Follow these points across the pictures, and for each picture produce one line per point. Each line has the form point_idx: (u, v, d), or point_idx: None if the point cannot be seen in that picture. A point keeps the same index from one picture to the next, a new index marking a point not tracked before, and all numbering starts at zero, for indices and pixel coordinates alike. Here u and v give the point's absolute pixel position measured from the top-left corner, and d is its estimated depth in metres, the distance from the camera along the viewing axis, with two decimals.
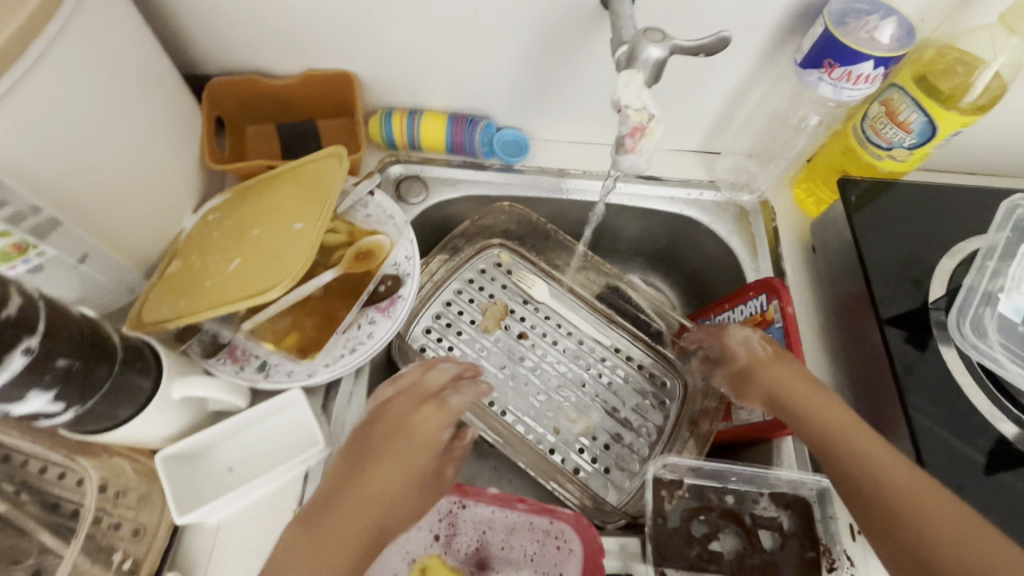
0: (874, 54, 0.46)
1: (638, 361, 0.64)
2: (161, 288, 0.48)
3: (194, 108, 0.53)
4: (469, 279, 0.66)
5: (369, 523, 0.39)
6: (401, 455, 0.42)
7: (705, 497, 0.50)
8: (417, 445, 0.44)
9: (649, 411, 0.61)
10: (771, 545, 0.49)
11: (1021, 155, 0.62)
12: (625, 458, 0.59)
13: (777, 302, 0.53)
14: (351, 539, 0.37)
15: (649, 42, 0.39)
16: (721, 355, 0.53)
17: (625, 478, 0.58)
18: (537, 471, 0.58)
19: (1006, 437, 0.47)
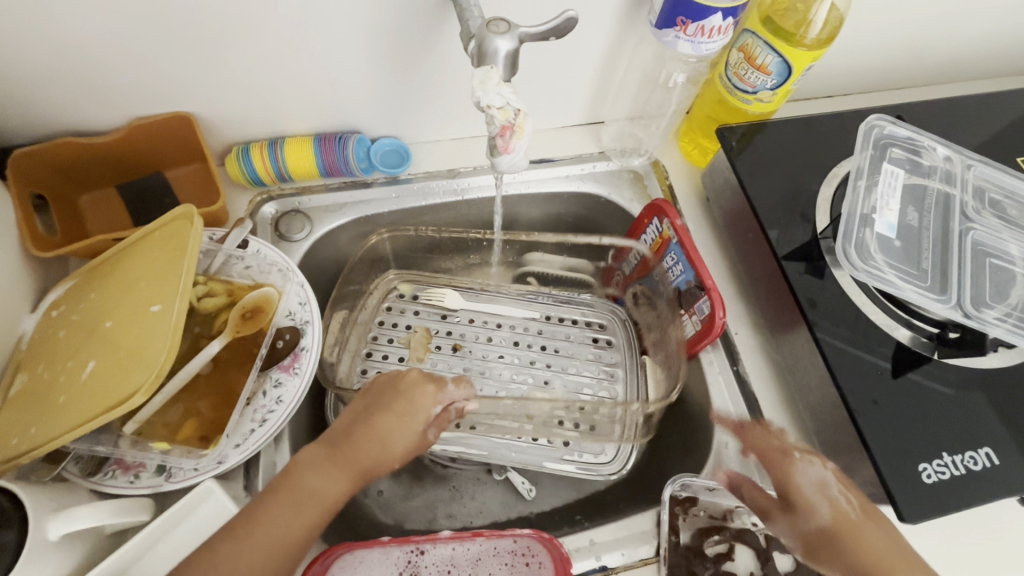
0: (719, 6, 0.48)
1: (571, 319, 0.70)
2: (8, 415, 0.42)
3: (1, 192, 0.50)
4: (379, 323, 0.68)
5: (300, 521, 0.41)
6: (335, 461, 0.44)
7: (721, 516, 0.52)
8: (357, 447, 0.45)
9: (602, 355, 0.68)
10: (789, 567, 0.50)
11: (863, 75, 0.68)
12: (601, 408, 0.64)
13: (668, 221, 0.59)
14: (287, 530, 0.41)
15: (494, 34, 0.39)
16: (783, 492, 0.47)
17: (608, 426, 0.63)
18: (529, 463, 0.62)
19: (903, 342, 0.51)
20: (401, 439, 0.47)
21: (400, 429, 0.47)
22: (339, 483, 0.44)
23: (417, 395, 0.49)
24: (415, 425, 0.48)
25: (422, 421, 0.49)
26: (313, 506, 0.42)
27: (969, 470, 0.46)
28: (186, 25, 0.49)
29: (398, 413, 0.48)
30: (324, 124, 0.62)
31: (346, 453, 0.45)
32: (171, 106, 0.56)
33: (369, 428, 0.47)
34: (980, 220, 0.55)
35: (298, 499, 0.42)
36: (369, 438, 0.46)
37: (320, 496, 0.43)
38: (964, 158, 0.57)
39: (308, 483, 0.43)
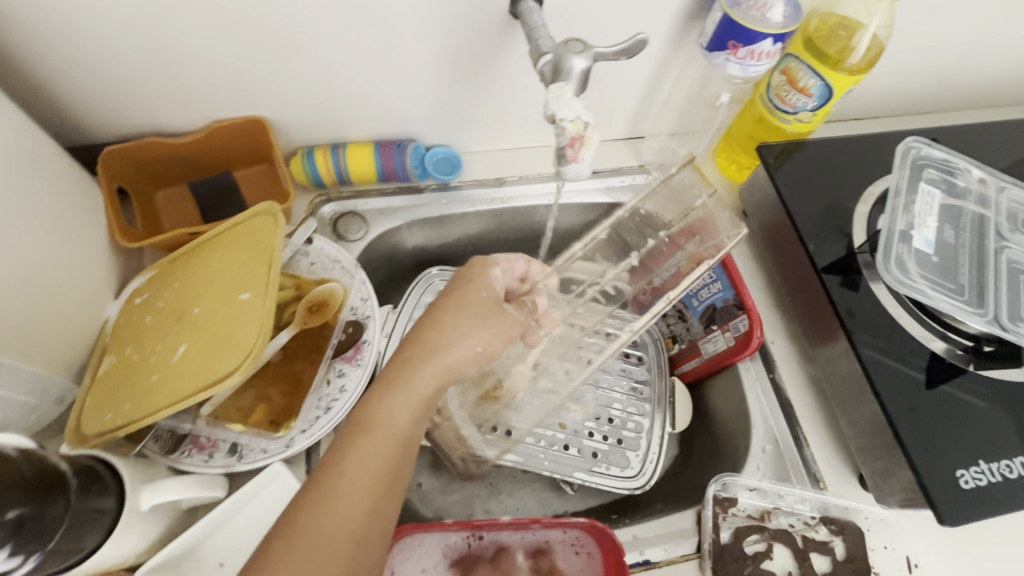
0: (769, 32, 0.51)
1: None
2: (103, 392, 0.46)
3: (92, 185, 0.53)
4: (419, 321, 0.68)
5: (377, 457, 0.41)
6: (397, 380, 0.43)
7: (759, 516, 0.54)
8: (415, 347, 0.45)
9: (632, 369, 0.70)
10: (826, 568, 0.52)
11: (894, 100, 0.71)
12: (628, 422, 0.66)
13: None
14: (368, 466, 0.40)
15: (572, 54, 0.43)
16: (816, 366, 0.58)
17: (635, 439, 0.65)
18: (558, 471, 0.63)
19: (938, 354, 0.53)
20: (467, 318, 0.46)
21: (451, 317, 0.46)
22: (409, 400, 0.43)
23: (470, 276, 0.49)
24: (476, 299, 0.47)
25: (483, 293, 0.48)
26: (389, 436, 0.42)
27: (1005, 478, 0.48)
28: (269, 38, 0.53)
29: (450, 299, 0.47)
30: (383, 132, 0.66)
31: (409, 359, 0.44)
32: (246, 111, 0.60)
33: (431, 319, 0.46)
34: (1015, 240, 0.57)
35: (368, 434, 0.41)
36: (433, 330, 0.45)
37: (389, 424, 0.42)
38: (998, 181, 0.60)
39: (375, 409, 0.42)
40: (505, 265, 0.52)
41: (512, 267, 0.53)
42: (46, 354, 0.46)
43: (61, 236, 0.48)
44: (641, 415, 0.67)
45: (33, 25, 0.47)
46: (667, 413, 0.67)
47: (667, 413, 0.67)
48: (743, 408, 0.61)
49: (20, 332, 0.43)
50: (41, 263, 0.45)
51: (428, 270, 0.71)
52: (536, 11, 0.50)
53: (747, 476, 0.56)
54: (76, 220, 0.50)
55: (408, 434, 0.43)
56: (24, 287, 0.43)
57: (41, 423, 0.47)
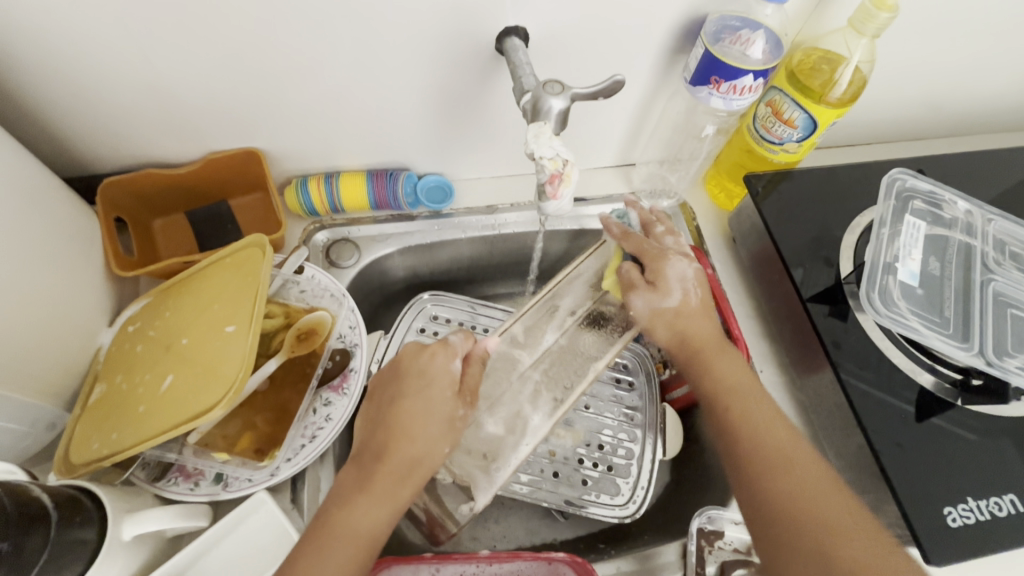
0: (750, 68, 0.52)
1: None
2: (91, 421, 0.47)
3: (90, 216, 0.55)
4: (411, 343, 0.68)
5: (349, 559, 0.42)
6: (368, 489, 0.44)
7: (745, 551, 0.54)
8: (389, 453, 0.46)
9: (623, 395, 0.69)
10: None
11: (882, 127, 0.72)
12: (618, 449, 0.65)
13: (699, 267, 0.63)
14: (339, 570, 0.41)
15: (550, 94, 0.44)
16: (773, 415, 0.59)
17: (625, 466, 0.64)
18: (547, 497, 0.62)
19: (925, 387, 0.53)
20: (432, 419, 0.47)
21: (421, 417, 0.47)
22: (381, 504, 0.44)
23: (431, 365, 0.49)
24: (443, 398, 0.48)
25: (448, 389, 0.49)
26: (360, 541, 0.43)
27: (994, 516, 0.47)
28: (263, 74, 0.54)
29: (419, 397, 0.48)
30: (376, 162, 0.67)
31: (383, 471, 0.45)
32: (241, 142, 0.61)
33: (397, 420, 0.47)
34: (1001, 272, 0.56)
35: (342, 537, 0.42)
36: (399, 434, 0.46)
37: (359, 527, 0.43)
38: (984, 212, 0.59)
39: (347, 515, 0.43)
40: (457, 352, 0.51)
41: (464, 356, 0.52)
42: (38, 383, 0.47)
43: (56, 267, 0.49)
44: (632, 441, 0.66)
45: (37, 64, 0.50)
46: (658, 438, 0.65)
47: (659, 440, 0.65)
48: None
49: (11, 363, 0.44)
50: (35, 295, 0.47)
51: (422, 296, 0.72)
52: (520, 48, 0.51)
53: (732, 509, 0.56)
54: (72, 250, 0.51)
55: (377, 534, 0.44)
56: (17, 319, 0.45)
57: (31, 450, 0.48)
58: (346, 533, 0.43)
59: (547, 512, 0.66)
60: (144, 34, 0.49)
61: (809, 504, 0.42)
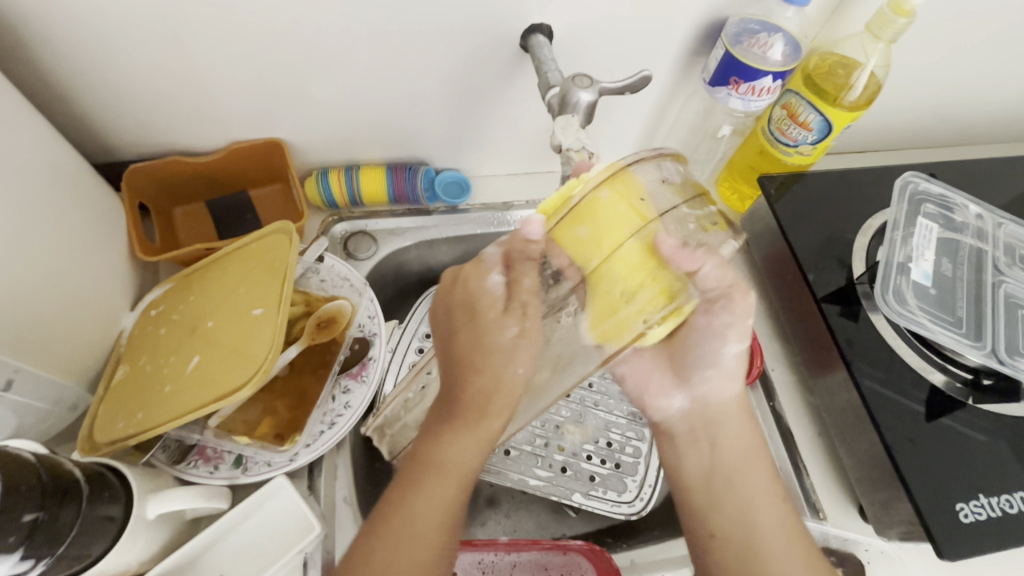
0: (769, 69, 0.53)
1: None
2: (114, 402, 0.48)
3: (115, 201, 0.56)
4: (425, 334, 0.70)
5: (454, 496, 0.45)
6: (455, 429, 0.46)
7: None
8: (464, 382, 0.46)
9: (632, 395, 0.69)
10: None
11: (892, 134, 0.73)
12: (627, 447, 0.66)
13: None
14: (436, 512, 0.45)
15: (578, 88, 0.46)
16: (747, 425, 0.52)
17: (633, 464, 0.65)
18: (555, 490, 0.63)
19: (937, 386, 0.54)
20: (515, 360, 0.45)
21: (484, 354, 0.46)
22: (476, 442, 0.46)
23: (489, 335, 0.45)
24: (517, 341, 0.45)
25: (517, 335, 0.45)
26: (453, 475, 0.46)
27: (1005, 513, 0.48)
28: (292, 65, 0.55)
29: (472, 328, 0.47)
30: (395, 156, 0.68)
31: (494, 405, 0.46)
32: (265, 133, 0.62)
33: (483, 360, 0.46)
34: (1011, 274, 0.58)
35: (436, 476, 0.46)
36: (475, 366, 0.46)
37: (457, 465, 0.46)
38: (995, 217, 0.61)
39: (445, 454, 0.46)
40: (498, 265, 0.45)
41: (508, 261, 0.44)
42: (63, 362, 0.48)
43: (84, 250, 0.50)
44: (640, 439, 0.66)
45: (73, 49, 0.51)
46: None
47: None
48: None
49: (38, 341, 0.45)
50: (62, 275, 0.47)
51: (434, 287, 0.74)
52: (545, 45, 0.52)
53: None
54: (98, 233, 0.52)
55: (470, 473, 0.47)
56: (44, 299, 0.45)
57: (53, 430, 0.49)
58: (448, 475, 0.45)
59: (557, 507, 0.66)
60: (177, 21, 0.50)
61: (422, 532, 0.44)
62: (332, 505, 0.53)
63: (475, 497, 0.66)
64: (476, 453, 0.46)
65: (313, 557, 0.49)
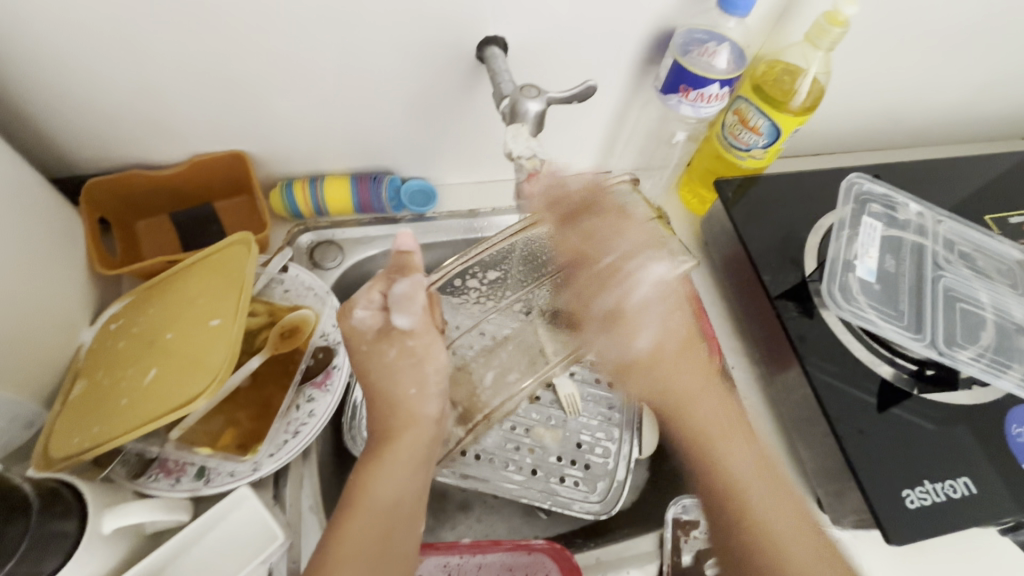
0: (715, 77, 0.55)
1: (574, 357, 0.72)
2: (70, 417, 0.47)
3: (74, 215, 0.56)
4: None
5: (378, 523, 0.46)
6: (376, 463, 0.49)
7: None
8: (382, 417, 0.52)
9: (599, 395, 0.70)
10: None
11: (842, 138, 0.76)
12: (595, 447, 0.67)
13: None
14: (370, 539, 0.45)
15: (528, 98, 0.48)
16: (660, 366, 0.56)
17: (602, 465, 0.66)
18: (525, 492, 0.63)
19: (886, 378, 0.56)
20: (400, 380, 0.52)
21: (388, 380, 0.52)
22: (396, 469, 0.49)
23: (367, 364, 0.52)
24: (396, 361, 0.52)
25: (399, 356, 0.52)
26: (383, 504, 0.47)
27: (949, 497, 0.50)
28: (252, 79, 0.56)
29: (384, 358, 0.52)
30: (361, 166, 0.68)
31: (403, 432, 0.51)
32: (227, 146, 0.63)
33: (378, 392, 0.53)
34: (950, 269, 0.60)
35: (361, 504, 0.46)
36: (382, 389, 0.52)
37: (381, 492, 0.47)
38: (935, 215, 0.64)
39: (366, 485, 0.48)
40: (366, 301, 0.51)
41: (387, 284, 0.51)
42: (19, 379, 0.48)
43: (41, 266, 0.50)
44: (610, 440, 0.67)
45: (26, 66, 0.51)
46: (635, 437, 0.67)
47: (635, 438, 0.67)
48: None
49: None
50: (17, 291, 0.47)
51: None
52: (499, 56, 0.54)
53: None
54: (55, 248, 0.52)
55: (398, 503, 0.48)
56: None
57: (9, 447, 0.48)
58: (369, 502, 0.47)
59: (528, 510, 0.66)
60: (134, 37, 0.50)
61: (351, 560, 0.43)
62: (298, 514, 0.53)
63: (447, 503, 0.66)
64: (402, 474, 0.49)
65: (278, 566, 0.50)
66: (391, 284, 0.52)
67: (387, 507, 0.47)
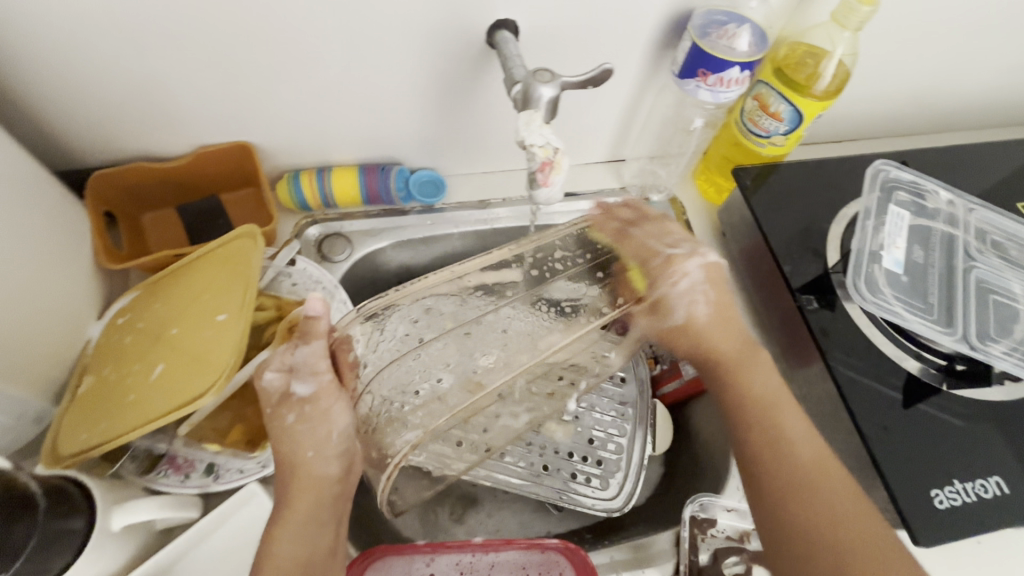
0: (735, 60, 0.53)
1: None
2: (78, 412, 0.47)
3: (79, 208, 0.55)
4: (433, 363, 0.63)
5: None
6: (283, 525, 0.46)
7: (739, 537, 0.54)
8: (284, 468, 0.48)
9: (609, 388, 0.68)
10: None
11: (865, 124, 0.73)
12: (609, 443, 0.66)
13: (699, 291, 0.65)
14: None
15: (540, 83, 0.46)
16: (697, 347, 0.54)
17: (615, 461, 0.65)
18: (538, 488, 0.63)
19: (913, 373, 0.54)
20: (300, 442, 0.47)
21: (302, 441, 0.47)
22: (302, 530, 0.46)
23: (270, 427, 0.48)
24: (297, 425, 0.47)
25: (297, 422, 0.47)
26: (293, 567, 0.44)
27: (979, 497, 0.48)
28: (257, 68, 0.55)
29: (294, 416, 0.47)
30: (368, 156, 0.67)
31: (298, 497, 0.47)
32: (233, 137, 0.61)
33: (281, 449, 0.48)
34: (982, 259, 0.58)
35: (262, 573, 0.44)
36: (285, 445, 0.48)
37: (288, 554, 0.45)
38: (966, 202, 0.61)
39: (271, 551, 0.45)
40: (275, 363, 0.47)
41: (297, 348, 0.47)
42: (28, 373, 0.47)
43: (49, 261, 0.49)
44: (622, 435, 0.66)
45: (28, 58, 0.50)
46: (648, 433, 0.66)
47: (648, 434, 0.66)
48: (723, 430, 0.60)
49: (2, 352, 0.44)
50: (26, 286, 0.47)
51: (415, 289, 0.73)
52: (510, 41, 0.52)
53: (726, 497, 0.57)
54: (61, 242, 0.51)
55: (312, 560, 0.46)
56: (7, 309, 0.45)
57: (17, 443, 0.48)
58: (270, 571, 0.44)
59: (539, 506, 0.65)
60: (138, 26, 0.49)
61: None
62: None
63: (457, 498, 0.65)
64: (312, 529, 0.46)
65: None
66: (292, 349, 0.47)
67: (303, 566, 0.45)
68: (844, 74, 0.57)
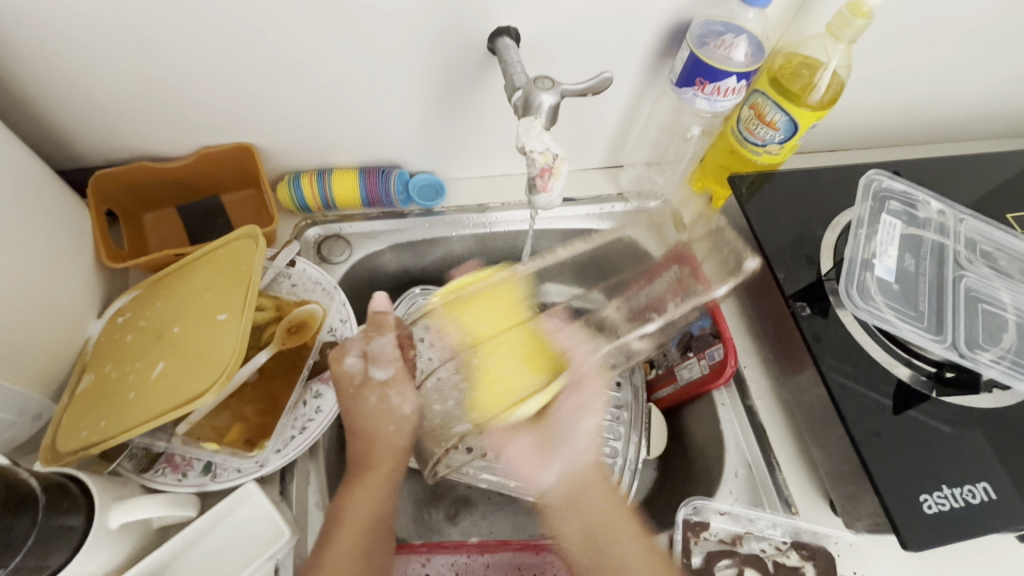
0: (733, 70, 0.54)
1: None
2: (78, 410, 0.47)
3: (81, 206, 0.55)
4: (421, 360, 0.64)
5: (361, 539, 0.48)
6: (358, 485, 0.51)
7: (732, 541, 0.54)
8: (360, 440, 0.54)
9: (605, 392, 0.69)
10: None
11: (858, 133, 0.74)
12: (604, 447, 0.66)
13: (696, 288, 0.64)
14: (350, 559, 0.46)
15: (541, 91, 0.47)
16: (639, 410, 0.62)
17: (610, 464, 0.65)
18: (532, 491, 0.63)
19: (903, 380, 0.55)
20: (376, 418, 0.54)
21: (377, 414, 0.54)
22: (372, 491, 0.51)
23: (350, 406, 0.54)
24: (377, 404, 0.54)
25: (377, 402, 0.54)
26: (363, 523, 0.49)
27: (967, 503, 0.49)
28: (260, 71, 0.55)
29: (370, 392, 0.54)
30: (369, 159, 0.68)
31: (372, 463, 0.52)
32: (235, 138, 0.62)
33: (355, 425, 0.54)
34: (971, 268, 0.59)
35: (340, 524, 0.48)
36: (360, 420, 0.54)
37: (360, 511, 0.49)
38: (956, 212, 0.62)
39: (348, 504, 0.49)
40: (356, 349, 0.55)
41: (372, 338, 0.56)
42: (28, 371, 0.48)
43: (51, 259, 0.50)
44: (617, 439, 0.66)
45: (33, 58, 0.50)
46: (643, 438, 0.66)
47: (642, 438, 0.66)
48: (717, 434, 0.61)
49: (2, 349, 0.45)
50: (28, 284, 0.47)
51: (413, 290, 0.73)
52: (511, 47, 0.52)
53: (719, 500, 0.56)
54: (63, 241, 0.52)
55: (382, 517, 0.50)
56: (8, 308, 0.45)
57: (14, 441, 0.48)
58: (351, 520, 0.48)
59: (534, 509, 0.66)
60: (143, 29, 0.50)
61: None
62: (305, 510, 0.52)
63: (452, 499, 0.66)
64: (385, 489, 0.52)
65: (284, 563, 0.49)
66: (369, 340, 0.56)
67: (376, 521, 0.49)
68: (838, 85, 0.58)
